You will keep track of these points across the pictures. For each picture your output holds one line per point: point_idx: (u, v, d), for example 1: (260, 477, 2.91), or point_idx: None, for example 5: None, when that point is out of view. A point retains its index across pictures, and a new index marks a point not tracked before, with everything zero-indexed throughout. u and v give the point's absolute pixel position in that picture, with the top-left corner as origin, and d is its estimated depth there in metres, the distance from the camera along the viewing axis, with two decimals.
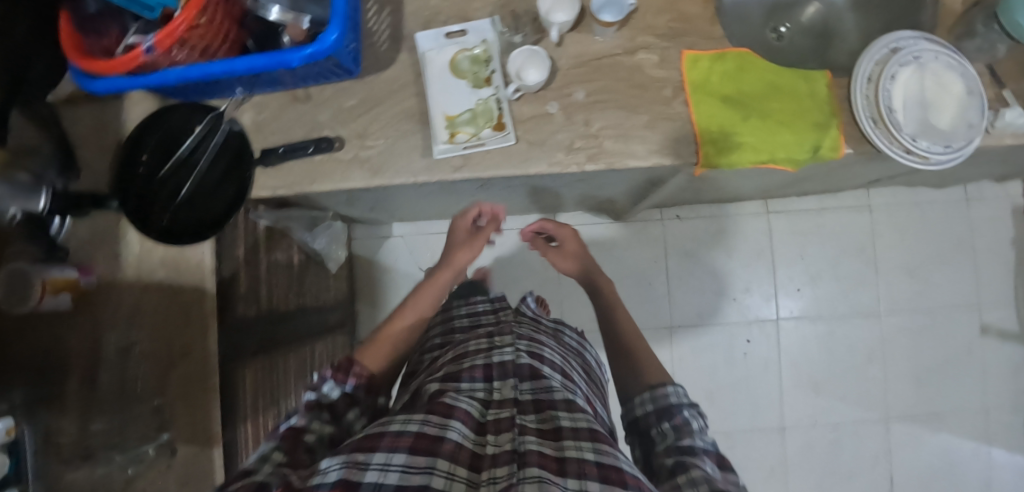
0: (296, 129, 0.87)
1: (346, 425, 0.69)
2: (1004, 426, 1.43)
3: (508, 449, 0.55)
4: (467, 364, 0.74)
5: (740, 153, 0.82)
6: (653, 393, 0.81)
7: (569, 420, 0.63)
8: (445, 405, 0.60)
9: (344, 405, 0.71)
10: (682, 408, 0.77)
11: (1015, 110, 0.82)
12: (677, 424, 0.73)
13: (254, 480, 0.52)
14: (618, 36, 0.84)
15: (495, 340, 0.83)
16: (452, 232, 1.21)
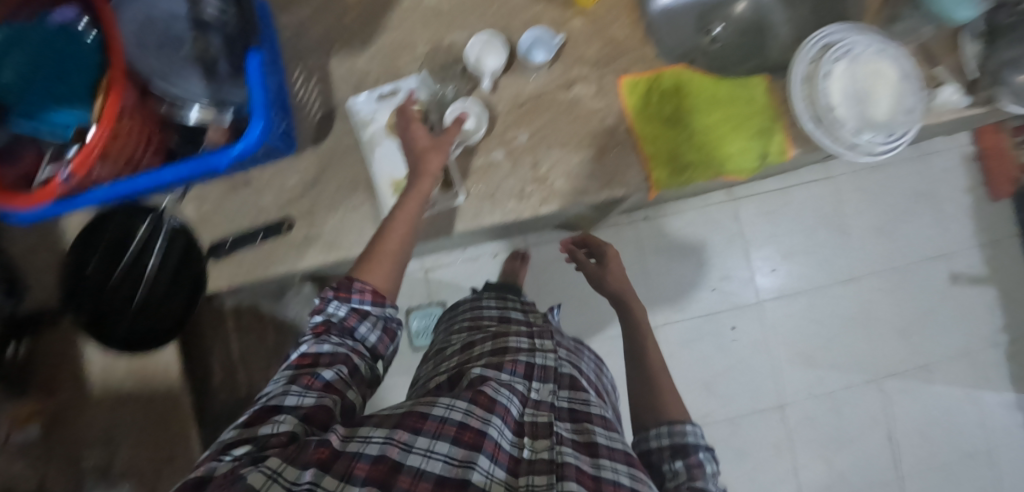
0: (242, 216, 0.85)
1: (362, 341, 0.63)
2: (989, 367, 1.47)
3: (545, 457, 0.53)
4: (511, 351, 0.71)
5: (690, 174, 0.82)
6: (669, 428, 0.76)
7: (604, 437, 0.60)
8: (488, 397, 0.57)
9: (354, 319, 0.63)
10: (698, 448, 0.73)
11: (949, 88, 0.85)
12: (691, 466, 0.70)
13: (284, 418, 0.49)
14: (551, 71, 0.82)
15: (533, 335, 0.79)
16: (409, 126, 0.77)
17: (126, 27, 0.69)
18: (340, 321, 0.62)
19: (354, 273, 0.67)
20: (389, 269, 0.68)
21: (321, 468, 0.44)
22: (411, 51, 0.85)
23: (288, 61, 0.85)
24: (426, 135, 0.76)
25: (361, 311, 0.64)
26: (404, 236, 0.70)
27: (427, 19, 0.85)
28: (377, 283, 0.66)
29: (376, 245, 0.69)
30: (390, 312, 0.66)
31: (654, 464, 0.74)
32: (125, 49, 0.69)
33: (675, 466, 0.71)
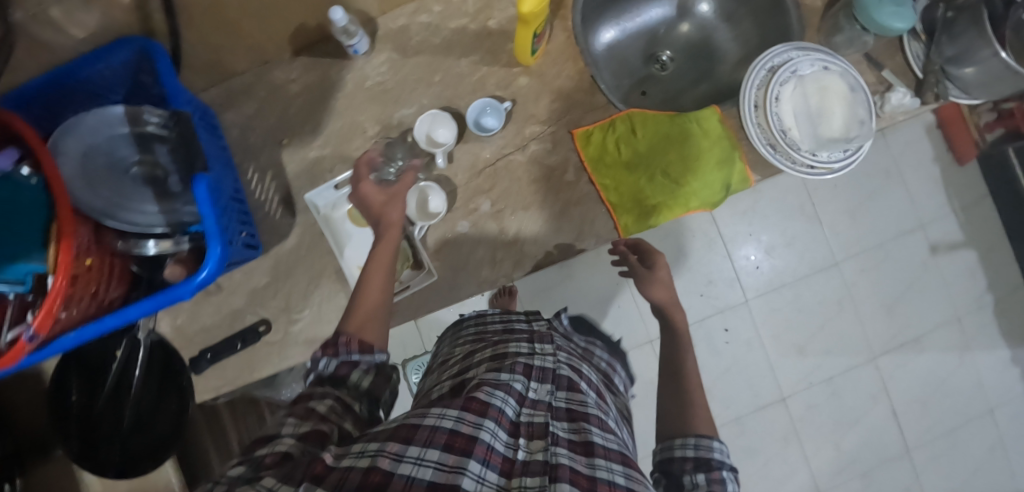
0: (217, 323, 0.83)
1: (357, 387, 0.53)
2: (978, 328, 1.49)
3: (540, 458, 0.45)
4: (511, 352, 0.64)
5: (658, 215, 0.82)
6: (696, 441, 0.60)
7: (599, 439, 0.52)
8: (482, 401, 0.49)
9: (343, 370, 0.54)
10: (725, 469, 0.57)
11: (898, 93, 0.86)
12: (713, 482, 0.55)
13: (275, 448, 0.41)
14: (504, 134, 0.82)
15: (535, 337, 0.72)
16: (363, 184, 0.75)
17: (68, 162, 0.71)
18: (328, 376, 0.53)
19: (342, 328, 0.59)
20: (377, 322, 0.61)
21: (313, 482, 0.37)
22: (362, 132, 0.84)
23: (239, 160, 0.84)
24: (377, 192, 0.75)
25: (351, 362, 0.55)
26: (383, 283, 0.66)
27: (373, 98, 0.84)
28: (360, 332, 0.59)
29: (357, 302, 0.63)
30: (381, 357, 0.57)
31: (672, 473, 0.59)
32: (69, 186, 0.70)
33: (694, 479, 0.56)
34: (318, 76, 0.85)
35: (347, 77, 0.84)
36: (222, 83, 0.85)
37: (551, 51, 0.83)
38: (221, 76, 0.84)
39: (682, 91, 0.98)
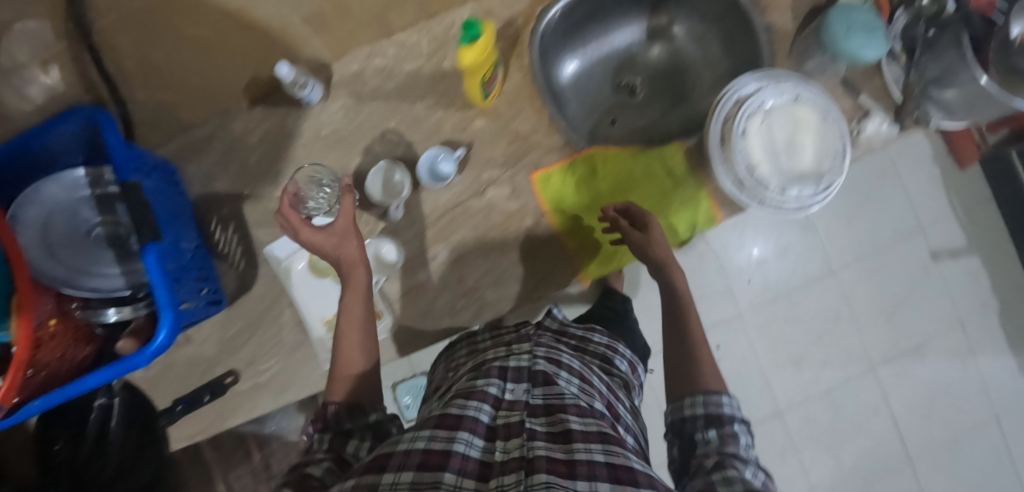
0: (186, 373, 0.83)
1: (351, 456, 0.56)
2: (984, 335, 1.43)
3: (517, 456, 0.46)
4: (489, 362, 0.64)
5: (621, 258, 0.81)
6: (705, 398, 0.63)
7: (581, 423, 0.52)
8: (453, 418, 0.50)
9: (337, 441, 0.57)
10: (736, 423, 0.59)
11: (875, 120, 0.82)
12: (726, 438, 0.57)
13: None
14: (462, 179, 0.81)
15: (517, 338, 0.71)
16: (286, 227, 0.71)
17: (31, 231, 0.73)
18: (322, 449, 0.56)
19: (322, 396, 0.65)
20: (350, 385, 0.67)
21: None
22: None
23: (202, 213, 0.85)
24: (325, 243, 0.71)
25: (342, 429, 0.59)
26: (362, 341, 0.70)
27: (330, 146, 0.83)
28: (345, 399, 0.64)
29: (337, 365, 0.69)
30: (374, 419, 0.62)
31: (686, 433, 0.61)
32: (32, 257, 0.73)
33: (707, 436, 0.59)
34: (276, 126, 0.84)
35: (304, 125, 0.84)
36: (181, 136, 0.85)
37: (507, 92, 0.82)
38: (180, 129, 0.84)
39: (652, 118, 0.94)
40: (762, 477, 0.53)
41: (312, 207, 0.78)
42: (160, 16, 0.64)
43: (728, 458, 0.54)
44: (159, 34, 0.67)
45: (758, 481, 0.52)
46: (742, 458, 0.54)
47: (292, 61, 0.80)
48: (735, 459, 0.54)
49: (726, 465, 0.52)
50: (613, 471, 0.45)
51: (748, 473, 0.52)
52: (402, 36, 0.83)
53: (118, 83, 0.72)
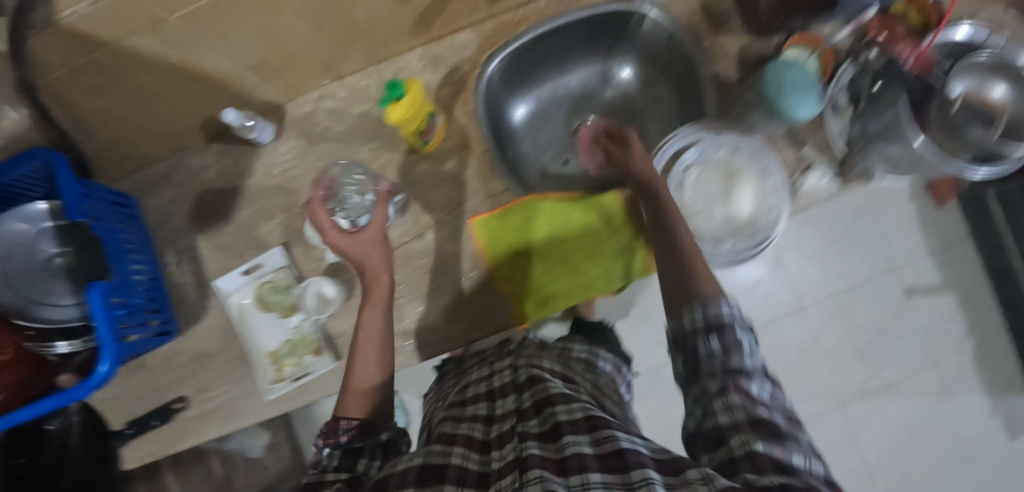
0: (138, 398, 0.86)
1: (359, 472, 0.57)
2: (959, 375, 1.41)
3: (511, 459, 0.48)
4: (473, 394, 0.69)
5: (555, 304, 0.82)
6: (703, 307, 0.58)
7: (568, 414, 0.53)
8: (445, 442, 0.54)
9: (347, 460, 0.58)
10: (738, 326, 0.56)
11: (814, 175, 0.83)
12: (730, 351, 0.54)
13: None
14: (404, 221, 0.83)
15: (497, 357, 0.77)
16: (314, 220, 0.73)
17: None
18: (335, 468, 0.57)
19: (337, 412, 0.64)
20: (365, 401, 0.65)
21: None
22: (269, 218, 0.86)
23: (160, 245, 0.89)
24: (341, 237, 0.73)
25: (353, 447, 0.60)
26: (379, 355, 0.68)
27: (279, 185, 0.86)
28: (363, 416, 0.64)
29: (351, 378, 0.67)
30: (384, 438, 0.62)
31: (688, 345, 0.58)
32: None
33: (711, 346, 0.55)
34: (231, 163, 0.88)
35: (257, 164, 0.87)
36: (144, 170, 0.90)
37: (450, 137, 0.84)
38: (142, 163, 0.88)
39: None
40: (769, 390, 0.51)
41: (340, 204, 0.78)
42: (110, 71, 0.67)
43: (734, 377, 0.51)
44: (108, 87, 0.70)
45: (768, 397, 0.50)
46: (747, 370, 0.52)
47: (245, 103, 0.83)
48: (741, 377, 0.51)
49: (737, 390, 0.50)
50: (606, 458, 0.45)
51: (755, 389, 0.50)
52: (352, 79, 0.86)
53: (74, 127, 0.75)
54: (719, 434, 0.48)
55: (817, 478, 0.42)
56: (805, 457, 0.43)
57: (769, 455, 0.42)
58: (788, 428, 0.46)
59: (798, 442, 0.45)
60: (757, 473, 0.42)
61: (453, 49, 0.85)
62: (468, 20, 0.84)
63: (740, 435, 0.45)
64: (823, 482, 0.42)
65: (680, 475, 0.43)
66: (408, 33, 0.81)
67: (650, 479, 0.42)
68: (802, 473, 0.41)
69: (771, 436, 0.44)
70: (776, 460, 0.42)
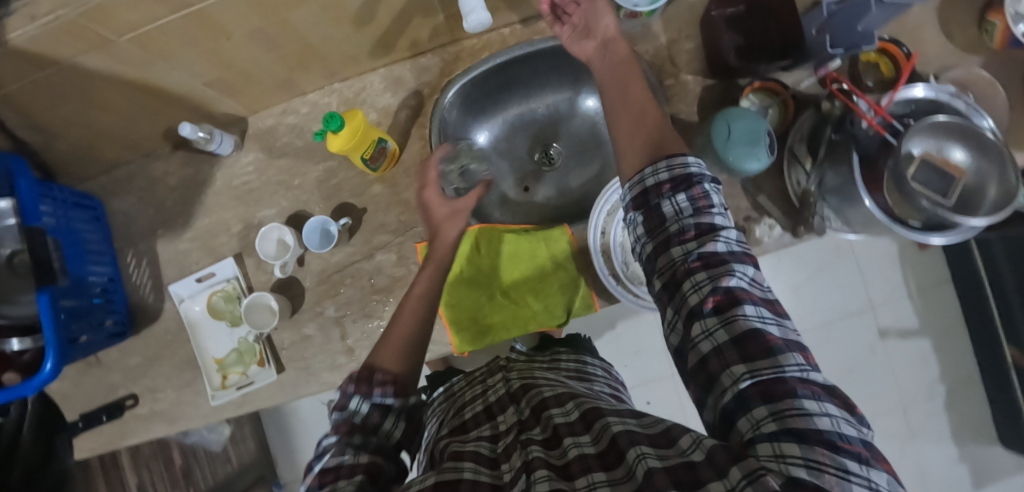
0: (94, 393, 0.89)
1: (389, 437, 0.56)
2: (926, 418, 1.39)
3: (519, 466, 0.48)
4: (471, 415, 0.65)
5: (494, 335, 0.82)
6: (669, 162, 0.55)
7: (564, 416, 0.54)
8: (452, 459, 0.52)
9: (376, 417, 0.56)
10: (705, 182, 0.54)
11: (763, 225, 0.82)
12: (702, 229, 0.52)
13: None
14: (354, 242, 0.85)
15: (489, 375, 0.77)
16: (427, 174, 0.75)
17: None
18: (363, 418, 0.56)
19: (373, 360, 0.62)
20: (401, 352, 0.62)
21: None
22: (226, 229, 0.88)
23: (122, 246, 0.91)
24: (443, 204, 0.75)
25: (388, 405, 0.57)
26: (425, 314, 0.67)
27: (237, 198, 0.88)
28: (398, 368, 0.60)
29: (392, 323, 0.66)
30: (413, 401, 0.60)
31: (652, 205, 0.55)
32: None
33: (677, 203, 0.54)
34: (194, 171, 0.89)
35: (217, 174, 0.89)
36: (109, 173, 0.92)
37: (405, 161, 0.85)
38: (108, 167, 0.90)
39: (565, 191, 0.96)
40: (750, 275, 0.50)
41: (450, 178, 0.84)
42: (65, 86, 0.68)
43: (715, 275, 0.49)
44: (65, 100, 0.71)
45: (748, 286, 0.49)
46: (718, 230, 0.51)
47: (206, 116, 0.84)
48: (721, 273, 0.49)
49: (716, 294, 0.48)
50: (604, 456, 0.46)
51: (736, 282, 0.48)
52: (314, 96, 0.87)
53: (40, 137, 0.77)
54: (708, 369, 0.47)
55: (813, 389, 0.42)
56: (801, 368, 0.43)
57: (758, 385, 0.43)
58: (779, 335, 0.46)
59: (792, 355, 0.44)
60: (751, 419, 0.43)
61: (416, 72, 0.86)
62: (431, 45, 0.85)
63: (729, 369, 0.45)
64: (820, 392, 0.42)
65: (672, 446, 0.44)
66: (368, 56, 0.82)
67: (643, 455, 0.43)
68: (796, 392, 0.42)
69: (761, 357, 0.44)
70: (767, 389, 0.42)
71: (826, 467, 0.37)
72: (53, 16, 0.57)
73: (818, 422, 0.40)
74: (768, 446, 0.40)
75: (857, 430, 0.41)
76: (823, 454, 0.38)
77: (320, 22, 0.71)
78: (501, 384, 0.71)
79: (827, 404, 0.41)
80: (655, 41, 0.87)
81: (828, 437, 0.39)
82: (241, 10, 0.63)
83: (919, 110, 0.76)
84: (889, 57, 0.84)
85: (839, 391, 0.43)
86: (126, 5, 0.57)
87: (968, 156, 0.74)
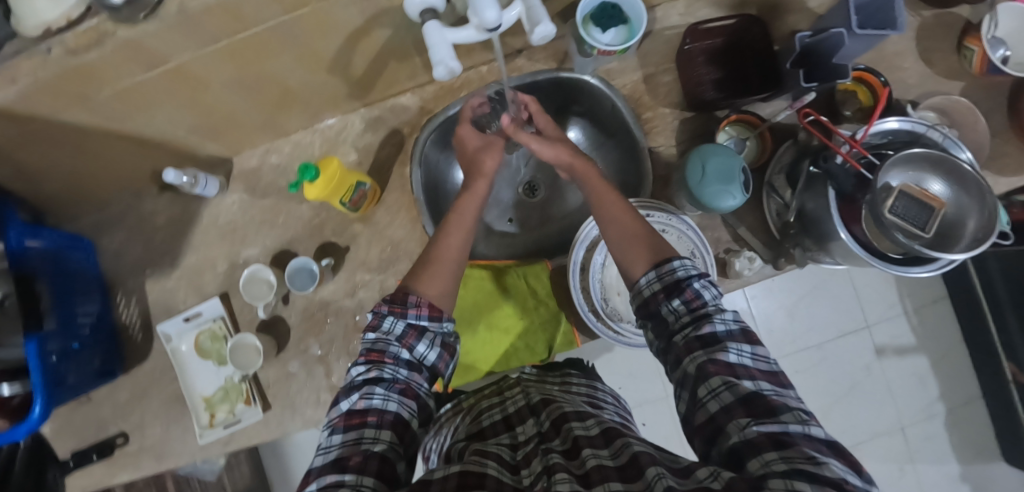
0: (82, 431, 0.89)
1: (422, 360, 0.58)
2: (926, 438, 1.36)
3: (540, 470, 0.47)
4: (490, 423, 0.62)
5: (478, 372, 0.82)
6: (657, 271, 0.60)
7: (584, 429, 0.52)
8: (475, 454, 0.51)
9: (411, 339, 0.58)
10: (694, 282, 0.57)
11: (742, 259, 0.81)
12: (698, 316, 0.54)
13: (371, 450, 0.47)
14: (337, 279, 0.86)
15: (505, 388, 0.74)
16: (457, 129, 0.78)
17: None
18: (398, 339, 0.57)
19: (410, 283, 0.63)
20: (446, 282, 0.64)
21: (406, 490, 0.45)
22: (212, 267, 0.89)
23: (110, 284, 0.91)
24: (475, 136, 0.77)
25: (421, 326, 0.59)
26: (462, 240, 0.68)
27: (222, 236, 0.89)
28: (432, 295, 0.62)
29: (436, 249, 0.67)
30: (448, 327, 0.61)
31: (652, 310, 0.59)
32: None
33: (673, 307, 0.57)
34: (181, 210, 0.91)
35: (204, 213, 0.90)
36: (98, 212, 0.92)
37: (386, 199, 0.86)
38: (96, 207, 0.91)
39: (549, 221, 0.96)
40: (750, 351, 0.51)
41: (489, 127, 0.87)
42: (51, 138, 0.70)
43: (710, 351, 0.51)
44: (49, 150, 0.72)
45: (748, 362, 0.50)
46: (713, 317, 0.53)
47: (191, 158, 0.85)
48: (717, 350, 0.51)
49: (715, 364, 0.49)
50: (623, 469, 0.44)
51: (735, 358, 0.50)
52: (296, 136, 0.88)
53: (27, 182, 0.78)
54: (714, 424, 0.47)
55: (820, 447, 0.42)
56: (803, 423, 0.43)
57: (766, 434, 0.42)
58: (778, 399, 0.46)
59: (794, 413, 0.44)
60: (762, 459, 0.41)
61: (396, 111, 0.87)
62: (410, 84, 0.86)
63: (736, 421, 0.45)
64: (825, 448, 0.41)
65: (689, 476, 0.43)
66: (348, 97, 0.83)
67: (662, 474, 0.42)
68: (802, 446, 0.41)
69: (766, 415, 0.44)
70: (774, 438, 0.42)
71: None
72: (33, 78, 0.58)
73: (826, 469, 0.39)
74: (780, 482, 0.38)
75: (863, 483, 0.40)
76: None
77: (296, 69, 0.72)
78: (520, 395, 0.68)
79: (833, 459, 0.40)
80: (633, 74, 0.87)
81: (834, 481, 0.38)
82: (218, 64, 0.65)
83: (896, 141, 0.75)
84: (866, 85, 0.84)
85: (844, 450, 0.42)
86: (107, 66, 0.59)
87: (945, 188, 0.72)
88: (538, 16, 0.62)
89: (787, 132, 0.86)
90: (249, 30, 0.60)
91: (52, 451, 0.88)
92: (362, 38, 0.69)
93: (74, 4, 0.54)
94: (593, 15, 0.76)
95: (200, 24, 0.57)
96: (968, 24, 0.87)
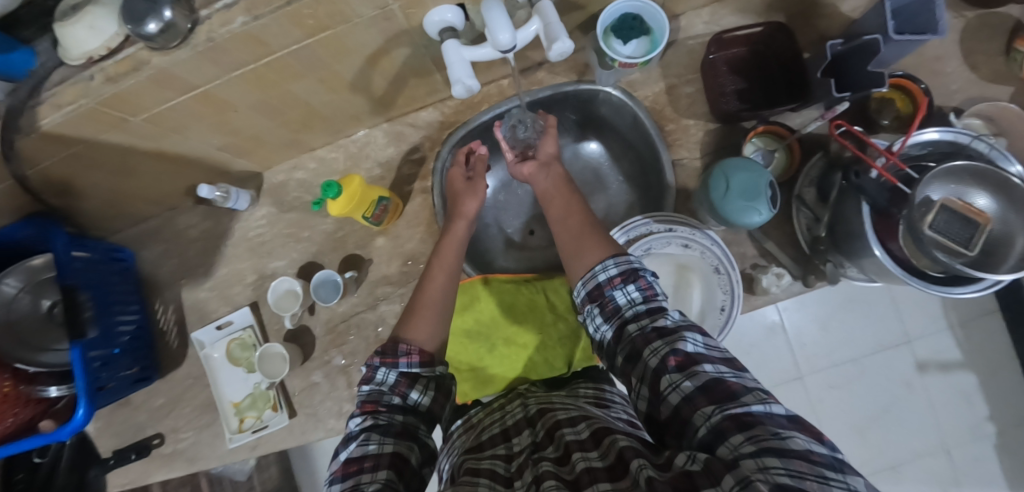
0: (122, 433, 0.93)
1: (416, 408, 0.58)
2: (971, 460, 1.28)
3: (530, 481, 0.47)
4: (489, 437, 0.61)
5: (496, 387, 0.81)
6: (615, 259, 0.60)
7: (575, 434, 0.51)
8: (468, 475, 0.50)
9: (403, 386, 0.59)
10: (648, 273, 0.58)
11: (769, 275, 0.79)
12: (653, 308, 0.54)
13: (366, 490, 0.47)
14: (359, 291, 0.88)
15: (507, 402, 0.73)
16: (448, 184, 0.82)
17: None
18: (390, 388, 0.58)
19: (400, 334, 0.65)
20: (433, 327, 0.66)
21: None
22: (242, 279, 0.93)
23: (147, 294, 0.96)
24: (462, 177, 0.81)
25: (412, 375, 0.60)
26: (445, 283, 0.71)
27: (251, 249, 0.93)
28: (422, 344, 0.64)
29: (420, 298, 0.70)
30: (440, 371, 0.62)
31: (605, 294, 0.59)
32: None
33: (628, 293, 0.57)
34: (214, 223, 0.94)
35: (235, 226, 0.93)
36: (137, 225, 0.97)
37: (406, 213, 0.88)
38: (137, 220, 0.96)
39: None
40: (703, 340, 0.49)
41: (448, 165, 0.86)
42: (95, 158, 0.73)
43: (670, 341, 0.49)
44: (90, 171, 0.76)
45: (703, 350, 0.48)
46: (667, 309, 0.54)
47: (223, 173, 0.89)
48: (676, 339, 0.49)
49: (676, 356, 0.48)
50: (612, 469, 0.43)
51: (693, 348, 0.48)
52: (321, 151, 0.91)
53: (74, 199, 0.82)
54: (679, 417, 0.45)
55: (779, 421, 0.40)
56: (764, 401, 0.42)
57: (731, 417, 0.41)
58: (736, 381, 0.44)
59: (753, 392, 0.43)
60: (729, 444, 0.40)
61: (417, 127, 0.89)
62: (431, 100, 0.87)
63: (700, 410, 0.43)
64: (786, 423, 0.40)
65: (670, 466, 0.42)
66: (370, 114, 0.85)
67: (644, 465, 0.42)
68: (766, 423, 0.40)
69: (727, 399, 0.43)
70: (739, 421, 0.40)
71: (807, 476, 0.35)
72: (75, 105, 0.61)
73: (791, 442, 0.38)
74: (750, 463, 0.37)
75: (829, 448, 0.38)
76: (801, 465, 0.36)
77: (318, 92, 0.74)
78: (520, 408, 0.67)
79: (795, 431, 0.39)
80: (655, 85, 0.86)
81: (800, 452, 0.37)
82: (243, 88, 0.67)
83: (937, 152, 0.70)
84: (905, 92, 0.80)
85: (805, 421, 0.41)
86: (139, 93, 0.62)
87: (992, 202, 0.67)
88: (555, 32, 0.61)
89: (817, 142, 0.83)
90: (272, 55, 0.62)
91: (95, 450, 0.92)
92: (381, 58, 0.70)
93: (113, 33, 0.58)
94: (614, 27, 0.75)
95: (227, 52, 0.59)
96: (1017, 25, 0.82)
